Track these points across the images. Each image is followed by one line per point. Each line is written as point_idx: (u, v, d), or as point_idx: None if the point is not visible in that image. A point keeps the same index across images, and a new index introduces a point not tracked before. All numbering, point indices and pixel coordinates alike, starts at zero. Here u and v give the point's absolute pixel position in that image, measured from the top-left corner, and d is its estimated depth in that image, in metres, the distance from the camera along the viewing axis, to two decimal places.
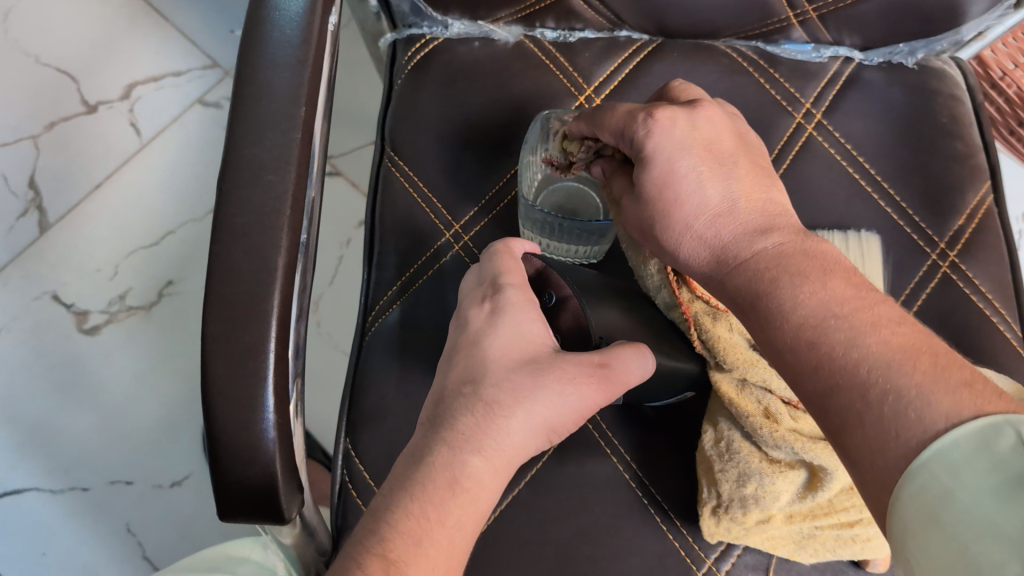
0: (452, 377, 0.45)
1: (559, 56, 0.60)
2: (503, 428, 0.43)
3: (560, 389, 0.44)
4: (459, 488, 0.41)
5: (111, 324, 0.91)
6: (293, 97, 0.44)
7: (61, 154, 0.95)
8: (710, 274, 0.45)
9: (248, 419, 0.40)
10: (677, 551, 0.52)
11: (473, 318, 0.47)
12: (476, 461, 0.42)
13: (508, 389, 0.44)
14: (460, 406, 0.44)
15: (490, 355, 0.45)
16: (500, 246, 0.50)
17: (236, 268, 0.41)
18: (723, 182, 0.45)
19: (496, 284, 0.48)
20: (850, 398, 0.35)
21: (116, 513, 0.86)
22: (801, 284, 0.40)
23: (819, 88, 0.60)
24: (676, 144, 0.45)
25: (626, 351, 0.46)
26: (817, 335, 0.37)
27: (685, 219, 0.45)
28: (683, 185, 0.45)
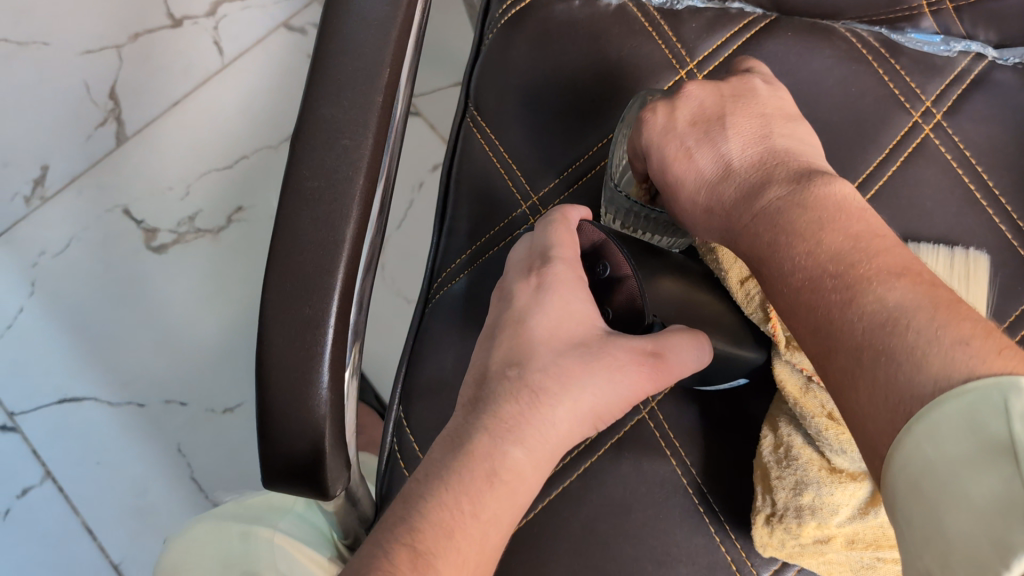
0: (496, 358, 0.40)
1: (664, 24, 0.56)
2: (548, 417, 0.38)
3: (609, 377, 0.39)
4: (498, 481, 0.36)
5: (178, 244, 0.91)
6: (378, 56, 0.41)
7: (144, 66, 0.94)
8: (725, 235, 0.43)
9: (301, 392, 0.39)
10: (727, 563, 0.49)
11: (519, 295, 0.42)
12: (517, 453, 0.37)
13: (555, 375, 0.39)
14: (503, 390, 0.39)
15: (537, 337, 0.40)
16: (555, 212, 0.44)
17: (303, 233, 0.40)
18: (714, 148, 0.46)
19: (548, 255, 0.42)
20: (848, 361, 0.32)
21: (170, 431, 0.88)
22: (795, 244, 0.37)
23: (943, 85, 0.55)
24: (661, 128, 0.47)
25: (680, 339, 0.41)
26: (810, 298, 0.35)
27: (689, 194, 0.45)
28: (678, 164, 0.46)
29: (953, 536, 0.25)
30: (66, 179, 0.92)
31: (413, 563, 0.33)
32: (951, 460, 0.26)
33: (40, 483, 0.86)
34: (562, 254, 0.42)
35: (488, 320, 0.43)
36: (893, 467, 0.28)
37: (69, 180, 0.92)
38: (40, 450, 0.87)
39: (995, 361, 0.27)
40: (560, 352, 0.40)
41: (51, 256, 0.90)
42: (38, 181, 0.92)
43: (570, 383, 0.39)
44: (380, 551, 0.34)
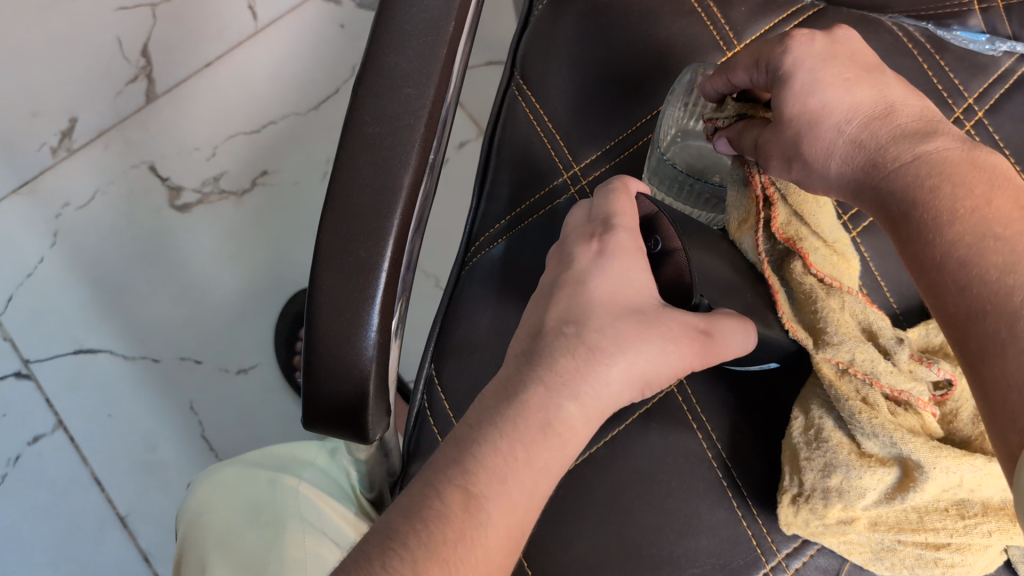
0: (553, 315, 0.41)
1: (714, 6, 0.56)
2: (603, 377, 0.39)
3: (663, 345, 0.39)
4: (552, 433, 0.37)
5: (202, 205, 0.91)
6: (445, 9, 0.42)
7: (177, 26, 0.94)
8: (866, 184, 0.41)
9: (349, 333, 0.39)
10: (749, 538, 0.49)
11: (578, 257, 0.42)
12: (572, 408, 0.38)
13: (612, 336, 0.39)
14: (559, 346, 0.39)
15: (593, 299, 0.40)
16: (617, 179, 0.44)
17: (361, 177, 0.40)
18: (875, 90, 0.43)
19: (608, 221, 0.42)
20: (997, 326, 0.32)
21: (183, 389, 0.88)
22: (960, 196, 0.36)
23: (986, 84, 0.56)
24: (818, 54, 0.44)
25: (732, 322, 0.41)
26: (973, 255, 0.34)
27: (832, 129, 0.42)
28: (832, 93, 0.42)
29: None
30: (95, 132, 0.92)
31: (465, 505, 0.34)
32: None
33: (51, 431, 0.87)
34: (623, 222, 0.42)
35: (544, 281, 0.43)
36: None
37: (97, 133, 0.92)
38: (54, 399, 0.87)
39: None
40: (617, 315, 0.40)
41: (75, 208, 0.91)
42: (65, 132, 0.92)
43: (627, 345, 0.39)
44: (433, 493, 0.34)
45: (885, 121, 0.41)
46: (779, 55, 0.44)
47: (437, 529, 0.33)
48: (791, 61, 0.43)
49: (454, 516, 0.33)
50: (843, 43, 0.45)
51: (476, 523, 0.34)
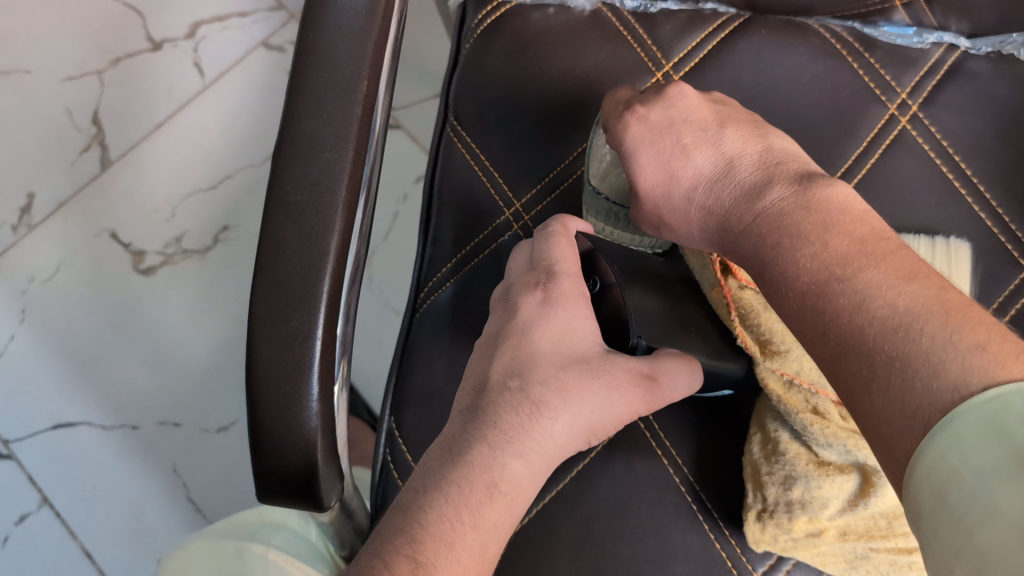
0: (498, 367, 0.42)
1: (638, 27, 0.57)
2: (548, 430, 0.40)
3: (607, 393, 0.41)
4: (498, 492, 0.38)
5: (166, 266, 0.91)
6: (356, 68, 0.42)
7: (125, 91, 0.95)
8: (723, 243, 0.42)
9: (291, 405, 0.39)
10: (723, 560, 0.49)
11: (523, 306, 0.43)
12: (517, 464, 0.39)
13: (555, 388, 0.41)
14: (504, 402, 0.41)
15: (537, 350, 0.42)
16: (555, 223, 0.46)
17: (287, 246, 0.40)
18: (713, 149, 0.44)
19: (551, 270, 0.44)
20: (860, 365, 0.32)
21: (164, 453, 0.88)
22: (800, 246, 0.37)
23: (918, 76, 0.56)
24: (655, 128, 0.46)
25: (675, 363, 0.43)
26: (820, 303, 0.34)
27: (683, 198, 0.44)
28: (674, 165, 0.45)
29: (982, 547, 0.25)
30: (53, 205, 0.92)
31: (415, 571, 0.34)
32: (979, 471, 0.26)
33: (37, 509, 0.87)
34: (564, 268, 0.44)
35: (489, 330, 0.45)
36: (912, 484, 0.29)
37: (56, 206, 0.92)
38: (37, 477, 0.87)
39: (1015, 366, 0.27)
40: (560, 366, 0.41)
41: (40, 283, 0.90)
42: (25, 208, 0.92)
43: (571, 397, 0.41)
44: (380, 563, 0.34)
45: (726, 183, 0.43)
46: (618, 134, 0.47)
47: None
48: (631, 142, 0.46)
49: None
50: (685, 105, 0.47)
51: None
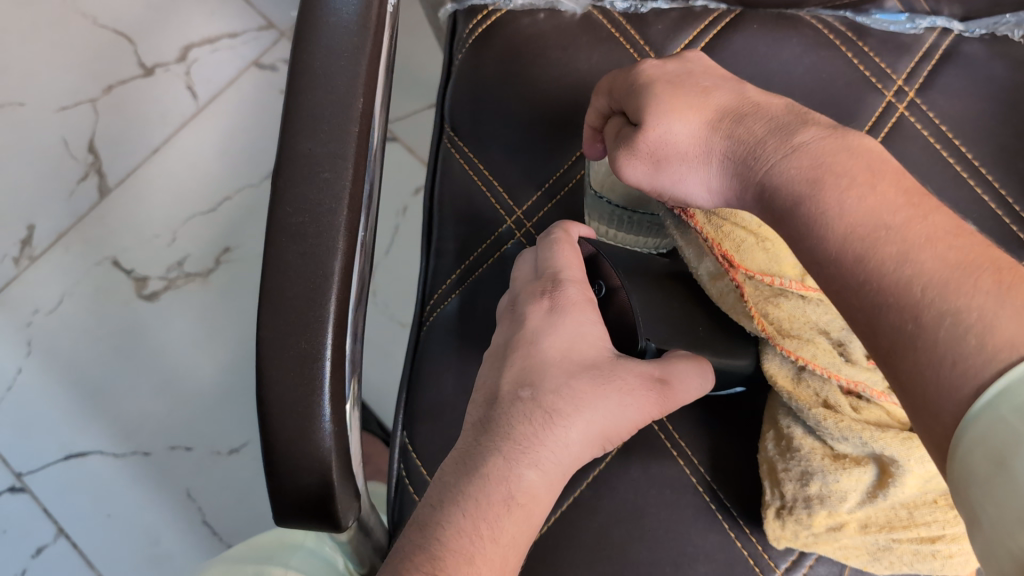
0: (508, 378, 0.42)
1: (629, 28, 0.56)
2: (562, 437, 0.40)
3: (620, 398, 0.41)
4: (515, 504, 0.38)
5: (169, 290, 0.91)
6: (351, 86, 0.42)
7: (120, 118, 0.95)
8: (744, 173, 0.40)
9: (304, 427, 0.39)
10: (745, 559, 0.49)
11: (530, 315, 0.43)
12: (534, 475, 0.39)
13: (568, 396, 0.41)
14: (516, 412, 0.40)
15: (547, 358, 0.42)
16: (557, 229, 0.46)
17: (291, 268, 0.40)
18: (734, 94, 0.43)
19: (556, 278, 0.44)
20: (899, 318, 0.32)
21: (178, 478, 0.88)
22: (844, 187, 0.36)
23: (913, 62, 0.56)
24: (674, 71, 0.45)
25: (686, 367, 0.43)
26: (867, 248, 0.34)
27: (705, 134, 0.42)
28: (691, 100, 0.43)
29: None
30: (54, 236, 0.92)
31: None
32: None
33: (54, 540, 0.87)
34: (570, 275, 0.44)
35: (497, 340, 0.45)
36: (961, 453, 0.29)
37: (57, 236, 0.92)
38: (52, 508, 0.87)
39: None
40: (571, 373, 0.41)
41: (44, 314, 0.90)
42: (25, 240, 0.92)
43: (584, 404, 0.40)
44: None
45: (755, 121, 0.41)
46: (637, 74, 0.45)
47: None
48: (647, 79, 0.44)
49: None
50: (701, 64, 0.46)
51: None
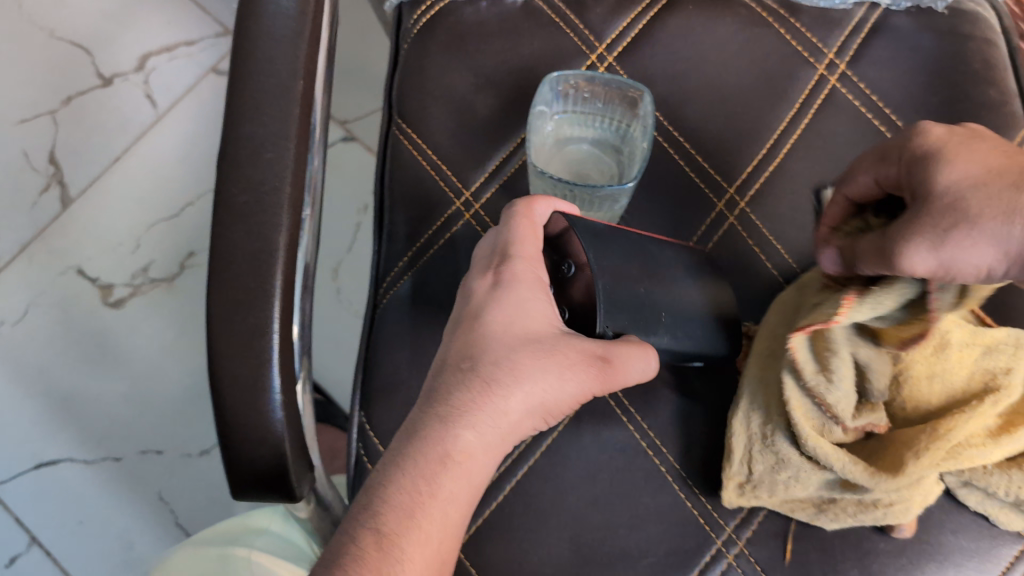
0: (455, 347, 0.44)
1: (569, 13, 0.58)
2: (498, 404, 0.42)
3: (561, 369, 0.42)
4: (454, 465, 0.41)
5: (135, 296, 0.92)
6: (292, 70, 0.43)
7: (80, 128, 0.95)
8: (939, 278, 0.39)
9: (257, 401, 0.40)
10: (696, 518, 0.51)
11: (477, 290, 0.46)
12: (470, 436, 0.41)
13: (505, 365, 0.42)
14: (457, 380, 0.43)
15: (488, 329, 0.44)
16: (522, 205, 0.46)
17: (237, 247, 0.41)
18: (990, 196, 0.37)
19: (505, 252, 0.45)
20: None
21: (149, 481, 0.88)
22: None
23: (843, 37, 0.58)
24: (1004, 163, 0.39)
25: (631, 349, 0.43)
26: None
27: (946, 254, 0.38)
28: (958, 226, 0.37)
29: None
30: (16, 247, 0.92)
31: (375, 547, 0.38)
32: None
33: (27, 549, 0.87)
34: (522, 254, 0.45)
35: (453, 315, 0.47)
36: None
37: (19, 248, 0.92)
38: (24, 518, 0.88)
39: None
40: (512, 343, 0.43)
41: (10, 325, 0.91)
42: None
43: (519, 374, 0.42)
44: (347, 542, 0.38)
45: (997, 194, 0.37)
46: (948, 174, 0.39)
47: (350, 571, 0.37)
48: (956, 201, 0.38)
49: (365, 558, 0.38)
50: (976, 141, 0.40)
51: (389, 559, 0.38)
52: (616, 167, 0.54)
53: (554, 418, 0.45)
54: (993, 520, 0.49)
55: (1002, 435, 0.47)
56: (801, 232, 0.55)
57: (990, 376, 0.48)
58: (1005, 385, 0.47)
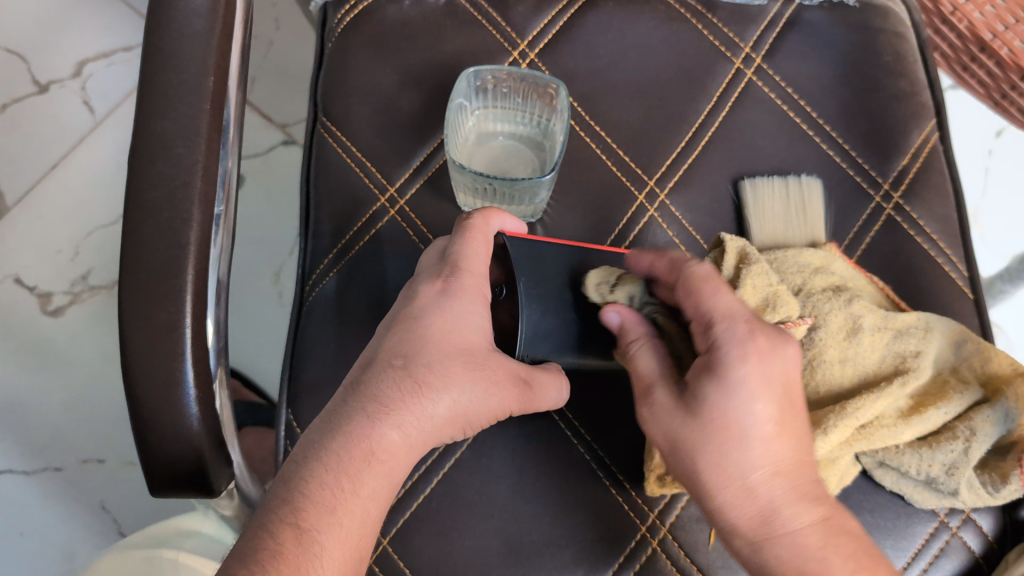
0: (387, 347, 0.44)
1: (491, 11, 0.59)
2: (427, 408, 0.43)
3: (486, 385, 0.44)
4: (375, 460, 0.41)
5: (75, 305, 0.91)
6: (202, 66, 0.43)
7: (15, 135, 0.94)
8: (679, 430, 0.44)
9: (169, 395, 0.39)
10: (620, 504, 0.51)
11: (424, 293, 0.46)
12: (394, 436, 0.42)
13: (438, 371, 0.43)
14: (387, 378, 0.43)
15: (425, 332, 0.44)
16: (478, 218, 0.47)
17: (146, 241, 0.40)
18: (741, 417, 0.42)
19: (456, 263, 0.46)
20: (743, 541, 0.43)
21: (91, 491, 0.87)
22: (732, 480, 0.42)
23: (758, 32, 0.59)
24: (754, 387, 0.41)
25: (549, 377, 0.45)
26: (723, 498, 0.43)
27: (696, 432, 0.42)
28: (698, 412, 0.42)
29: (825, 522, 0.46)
30: None
31: (299, 540, 0.37)
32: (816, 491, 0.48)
33: None
34: (470, 266, 0.46)
35: (390, 312, 0.47)
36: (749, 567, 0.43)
37: None
38: None
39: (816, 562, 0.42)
40: (446, 353, 0.44)
41: None
42: None
43: (452, 381, 0.43)
44: (267, 534, 0.37)
45: (790, 473, 0.43)
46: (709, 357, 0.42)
47: (272, 564, 0.36)
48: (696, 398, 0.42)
49: (288, 551, 0.37)
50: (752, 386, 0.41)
51: (310, 554, 0.37)
52: (536, 158, 0.56)
53: (468, 431, 0.46)
54: (909, 499, 0.51)
55: (913, 416, 0.49)
56: (719, 223, 0.56)
57: (900, 360, 0.50)
58: (915, 368, 0.50)
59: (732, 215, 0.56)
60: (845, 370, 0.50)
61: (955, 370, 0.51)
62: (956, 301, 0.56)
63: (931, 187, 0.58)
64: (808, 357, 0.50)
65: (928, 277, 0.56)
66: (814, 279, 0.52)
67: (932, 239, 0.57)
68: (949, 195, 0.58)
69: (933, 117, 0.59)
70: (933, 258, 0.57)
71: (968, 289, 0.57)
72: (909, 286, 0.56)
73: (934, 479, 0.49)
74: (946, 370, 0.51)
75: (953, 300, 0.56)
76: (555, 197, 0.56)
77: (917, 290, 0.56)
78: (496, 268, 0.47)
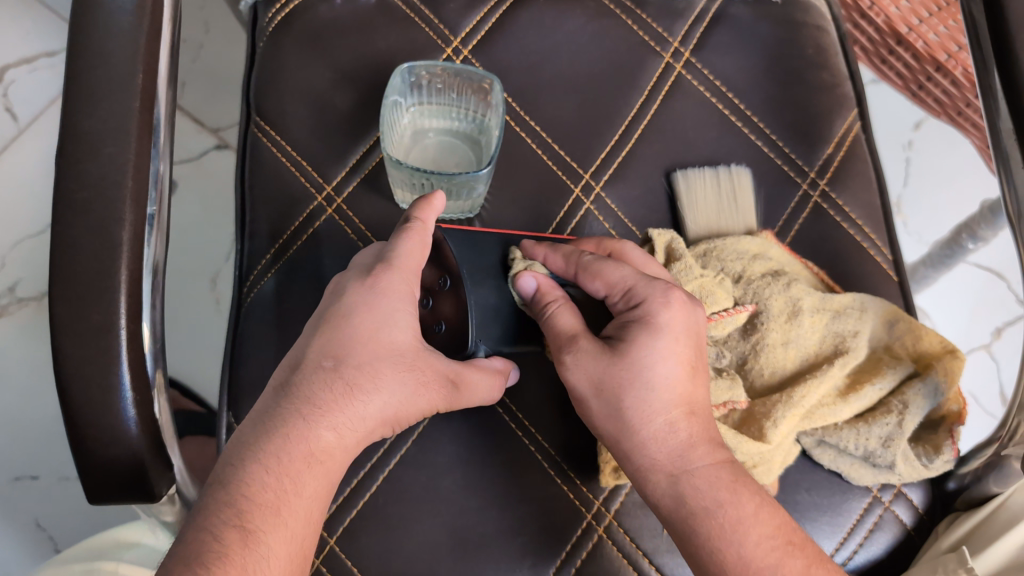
0: (314, 347, 0.43)
1: (424, 9, 0.59)
2: (361, 408, 0.43)
3: (416, 384, 0.44)
4: (315, 461, 0.41)
5: (2, 318, 0.88)
6: (130, 64, 0.42)
7: None
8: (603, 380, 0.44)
9: (105, 400, 0.38)
10: (565, 494, 0.52)
11: (350, 292, 0.45)
12: (332, 436, 0.42)
13: (371, 371, 0.43)
14: (319, 379, 0.42)
15: (352, 332, 0.43)
16: (415, 217, 0.46)
17: (77, 243, 0.39)
18: (663, 348, 0.44)
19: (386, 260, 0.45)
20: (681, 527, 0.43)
21: (25, 508, 0.84)
22: (666, 429, 0.43)
23: (686, 26, 0.61)
24: (674, 334, 0.44)
25: (478, 373, 0.46)
26: (664, 456, 0.43)
27: (637, 376, 0.43)
28: (625, 362, 0.43)
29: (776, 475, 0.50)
30: None
31: (244, 541, 0.37)
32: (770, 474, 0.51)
33: None
34: (401, 262, 0.45)
35: (314, 311, 0.46)
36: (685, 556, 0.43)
37: None
38: None
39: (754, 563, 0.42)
40: (376, 353, 0.43)
41: None
42: None
43: (384, 380, 0.43)
44: (211, 538, 0.37)
45: (700, 416, 0.45)
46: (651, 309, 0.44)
47: (219, 567, 0.36)
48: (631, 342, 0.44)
49: (233, 554, 0.36)
50: (671, 330, 0.44)
51: (254, 555, 0.37)
52: (473, 154, 0.57)
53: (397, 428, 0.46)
54: (846, 476, 0.53)
55: (850, 394, 0.51)
56: (654, 214, 0.57)
57: (839, 340, 0.52)
58: (853, 347, 0.52)
59: (667, 205, 0.57)
60: (786, 351, 0.51)
61: (888, 348, 0.53)
62: (883, 283, 0.58)
63: (855, 174, 0.60)
64: (752, 341, 0.52)
65: (855, 261, 0.58)
66: (753, 264, 0.53)
67: (858, 224, 0.59)
68: (872, 182, 0.61)
69: (854, 106, 0.62)
70: (859, 243, 0.59)
71: (893, 271, 0.59)
72: (838, 271, 0.58)
73: (872, 454, 0.50)
74: (879, 348, 0.53)
75: (879, 283, 0.58)
76: (493, 192, 0.56)
77: (845, 273, 0.58)
78: (431, 267, 0.48)
